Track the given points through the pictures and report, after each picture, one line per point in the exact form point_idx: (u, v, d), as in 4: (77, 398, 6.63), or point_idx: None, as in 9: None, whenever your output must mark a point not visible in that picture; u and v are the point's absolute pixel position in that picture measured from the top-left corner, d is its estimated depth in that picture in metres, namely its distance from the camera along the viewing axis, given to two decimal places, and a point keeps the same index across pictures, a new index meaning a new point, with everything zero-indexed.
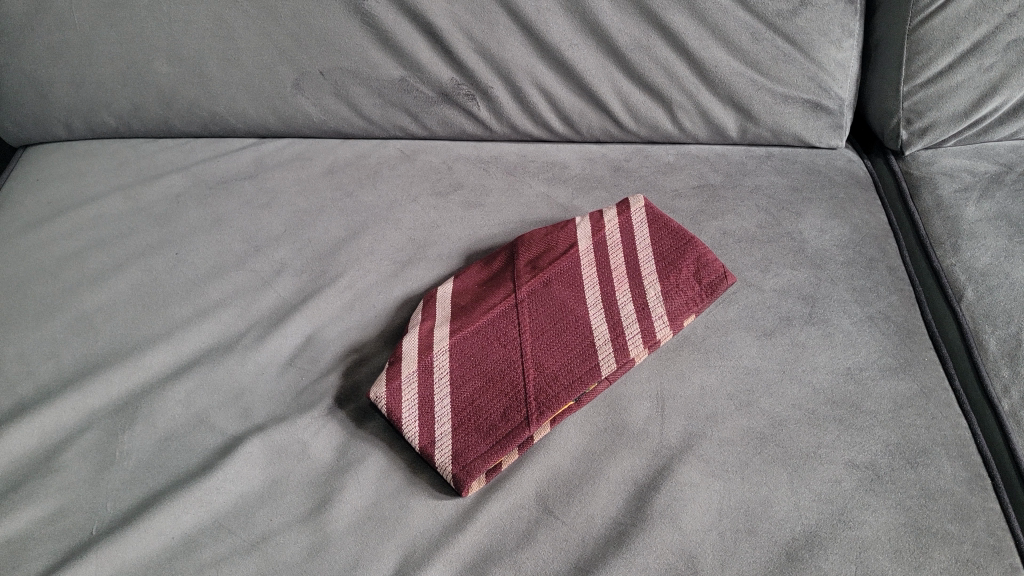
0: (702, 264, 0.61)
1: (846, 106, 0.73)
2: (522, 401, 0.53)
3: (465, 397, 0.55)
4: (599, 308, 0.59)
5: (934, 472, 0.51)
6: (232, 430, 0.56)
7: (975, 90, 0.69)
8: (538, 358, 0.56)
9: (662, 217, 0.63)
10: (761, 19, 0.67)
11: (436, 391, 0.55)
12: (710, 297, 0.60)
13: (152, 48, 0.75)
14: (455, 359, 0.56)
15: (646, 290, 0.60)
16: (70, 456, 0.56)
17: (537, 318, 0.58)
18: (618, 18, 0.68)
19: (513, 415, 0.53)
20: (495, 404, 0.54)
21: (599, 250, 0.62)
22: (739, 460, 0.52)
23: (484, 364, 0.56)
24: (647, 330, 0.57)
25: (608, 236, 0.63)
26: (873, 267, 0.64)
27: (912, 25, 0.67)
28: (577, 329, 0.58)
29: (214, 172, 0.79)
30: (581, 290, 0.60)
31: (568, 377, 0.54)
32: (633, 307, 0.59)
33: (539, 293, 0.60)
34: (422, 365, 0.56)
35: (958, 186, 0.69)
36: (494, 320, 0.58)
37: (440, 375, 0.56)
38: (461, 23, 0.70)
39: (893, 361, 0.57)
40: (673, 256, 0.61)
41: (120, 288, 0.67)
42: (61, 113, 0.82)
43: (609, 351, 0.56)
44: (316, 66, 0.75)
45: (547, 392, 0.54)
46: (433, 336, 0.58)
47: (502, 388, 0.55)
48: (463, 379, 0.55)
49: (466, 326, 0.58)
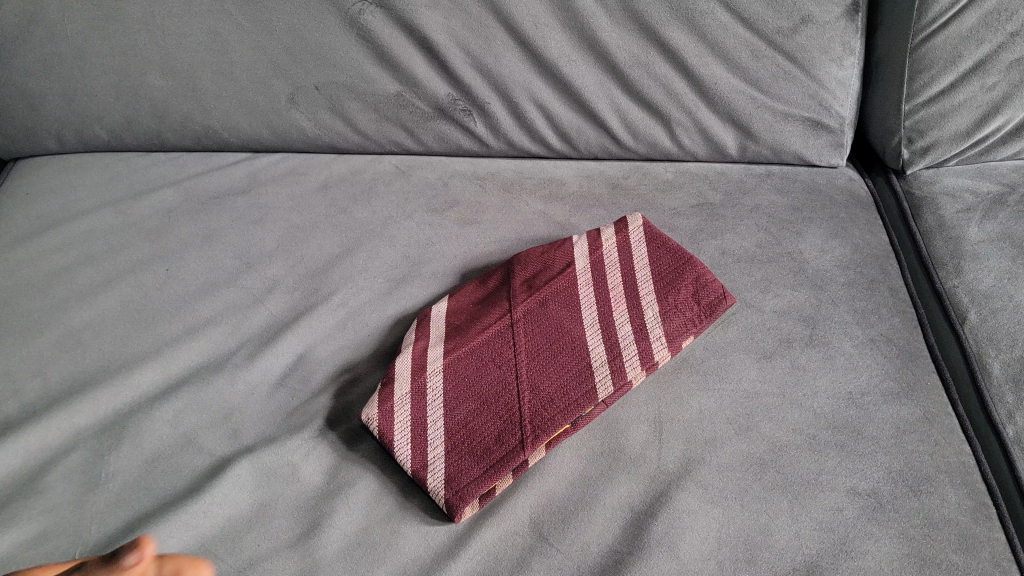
0: (701, 284, 0.60)
1: (847, 124, 0.72)
2: (516, 423, 0.52)
3: (458, 419, 0.54)
4: (597, 329, 0.58)
5: (937, 500, 0.50)
6: (220, 451, 0.55)
7: (978, 109, 0.68)
8: (534, 380, 0.55)
9: (660, 235, 0.63)
10: (761, 36, 0.66)
11: (429, 412, 0.54)
12: (709, 318, 0.59)
13: (145, 60, 0.74)
14: (449, 380, 0.55)
15: (644, 311, 0.58)
16: (54, 477, 0.54)
17: (533, 339, 0.57)
18: (616, 34, 0.67)
19: (507, 439, 0.52)
20: (490, 427, 0.53)
21: (596, 270, 0.61)
22: (739, 486, 0.50)
23: (478, 386, 0.55)
24: (645, 352, 0.56)
25: (606, 255, 0.62)
26: (875, 289, 0.63)
27: (913, 44, 0.66)
28: (573, 351, 0.56)
29: (208, 187, 0.78)
30: (578, 310, 0.59)
31: (564, 401, 0.53)
32: (631, 327, 0.58)
33: (535, 313, 0.59)
34: (416, 386, 0.55)
35: (960, 207, 0.69)
36: (489, 341, 0.57)
37: (433, 396, 0.55)
38: (457, 37, 0.70)
39: (895, 386, 0.56)
40: (671, 276, 0.60)
41: (109, 304, 0.66)
42: (52, 126, 0.81)
43: (606, 373, 0.55)
44: (311, 80, 0.74)
45: (542, 415, 0.52)
46: (427, 357, 0.57)
47: (497, 410, 0.53)
48: (457, 401, 0.54)
49: (460, 346, 0.57)
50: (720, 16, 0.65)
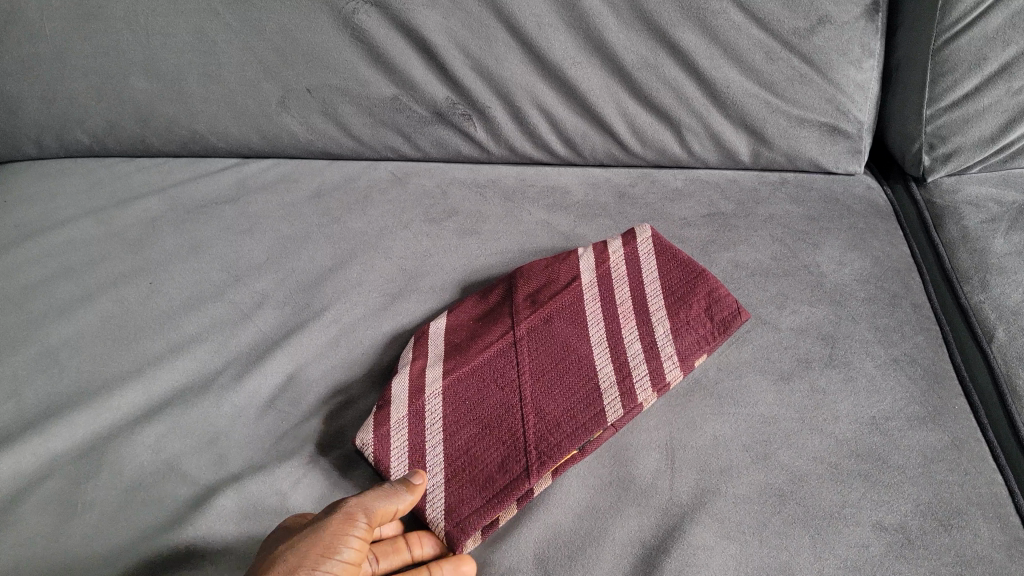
0: (714, 299, 0.57)
1: (865, 130, 0.68)
2: (521, 449, 0.49)
3: (459, 444, 0.51)
4: (605, 348, 0.55)
5: (969, 536, 0.46)
6: (204, 479, 0.52)
7: (1003, 114, 0.65)
8: (538, 402, 0.52)
9: (669, 246, 0.60)
10: (777, 38, 0.63)
11: (428, 438, 0.51)
12: (723, 335, 0.55)
13: (128, 62, 0.71)
14: (448, 404, 0.52)
15: (655, 328, 0.55)
16: (27, 508, 0.51)
17: (537, 359, 0.54)
18: (624, 35, 0.64)
19: (511, 466, 0.49)
20: (493, 453, 0.50)
21: (602, 285, 0.58)
22: (757, 520, 0.47)
23: (480, 408, 0.52)
24: (656, 372, 0.53)
25: (613, 269, 0.59)
26: (897, 305, 0.60)
27: (936, 45, 0.63)
28: (580, 371, 0.53)
29: (195, 195, 0.75)
30: (584, 328, 0.56)
31: (572, 425, 0.50)
32: (641, 345, 0.55)
33: (539, 331, 0.55)
34: (413, 410, 0.52)
35: (984, 217, 0.65)
36: (491, 360, 0.54)
37: (431, 421, 0.52)
38: (456, 38, 0.66)
39: (921, 411, 0.53)
40: (683, 291, 0.57)
41: (89, 320, 0.63)
42: (31, 131, 0.77)
43: (615, 396, 0.52)
44: (303, 83, 0.71)
45: (548, 441, 0.49)
46: (424, 378, 0.54)
47: (500, 434, 0.50)
48: (457, 425, 0.51)
49: (460, 366, 0.54)
50: (733, 16, 0.62)
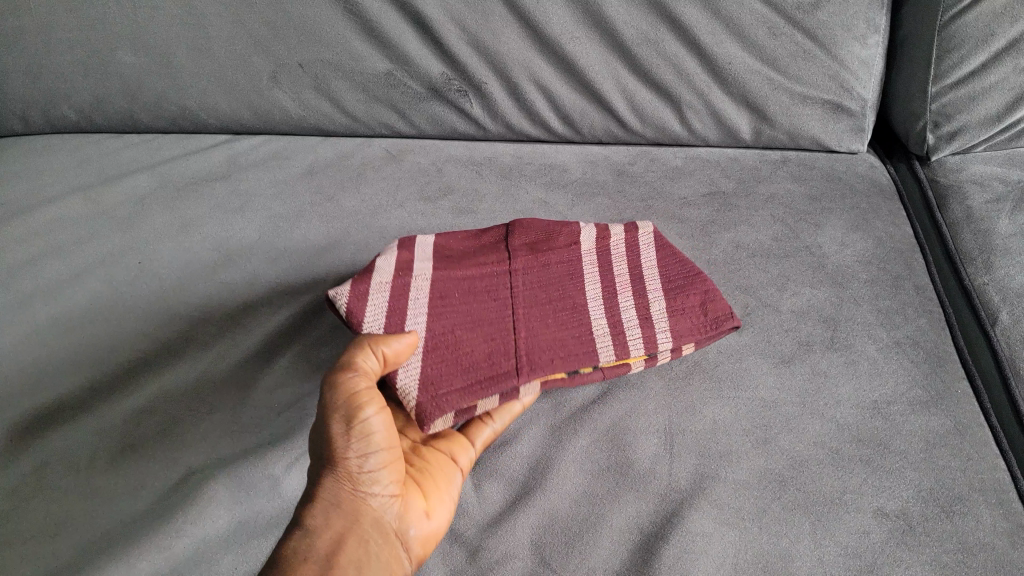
0: (710, 298, 0.54)
1: (869, 107, 0.67)
2: (511, 350, 0.49)
3: (441, 328, 0.50)
4: (599, 303, 0.54)
5: (972, 523, 0.46)
6: (195, 463, 0.51)
7: (1010, 92, 0.63)
8: (531, 322, 0.51)
9: (672, 246, 0.58)
10: (780, 13, 0.61)
11: (409, 311, 0.50)
12: (712, 337, 0.54)
13: (115, 35, 0.69)
14: (438, 300, 0.51)
15: (651, 302, 0.54)
16: (14, 493, 0.50)
17: (532, 294, 0.53)
18: (624, 10, 0.63)
19: (500, 361, 0.49)
20: (479, 348, 0.49)
21: (601, 256, 0.57)
22: (757, 507, 0.46)
23: (472, 307, 0.51)
24: (649, 339, 0.52)
25: (612, 245, 0.57)
26: (899, 286, 0.59)
27: (943, 20, 0.62)
28: (575, 313, 0.53)
29: (185, 172, 0.73)
30: (580, 284, 0.55)
31: (565, 351, 0.50)
32: (635, 313, 0.53)
33: (538, 260, 0.55)
34: (398, 282, 0.51)
35: (989, 197, 0.64)
36: (486, 276, 0.53)
37: (416, 294, 0.51)
38: (452, 12, 0.65)
39: (924, 395, 0.52)
40: (682, 280, 0.55)
41: (77, 301, 0.62)
42: (17, 106, 0.76)
43: (608, 342, 0.51)
44: (294, 58, 0.69)
45: (538, 355, 0.49)
46: (414, 265, 0.53)
47: (488, 337, 0.50)
48: (445, 315, 0.50)
49: (456, 270, 0.53)
50: None
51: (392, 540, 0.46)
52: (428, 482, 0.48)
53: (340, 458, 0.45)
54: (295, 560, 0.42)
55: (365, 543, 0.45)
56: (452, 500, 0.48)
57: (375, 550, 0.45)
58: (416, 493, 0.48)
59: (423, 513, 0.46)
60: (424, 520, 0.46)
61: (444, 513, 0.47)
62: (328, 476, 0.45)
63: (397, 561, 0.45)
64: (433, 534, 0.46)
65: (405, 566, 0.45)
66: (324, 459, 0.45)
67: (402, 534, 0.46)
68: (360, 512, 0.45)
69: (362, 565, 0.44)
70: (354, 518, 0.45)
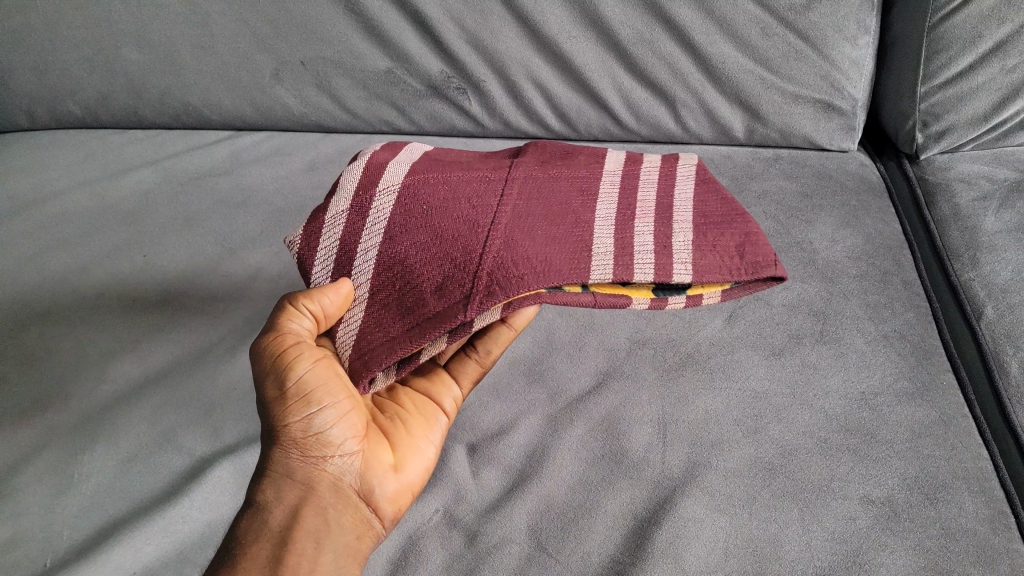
0: (749, 240, 0.43)
1: (859, 107, 0.69)
2: (469, 272, 0.41)
3: (397, 252, 0.44)
4: (610, 222, 0.44)
5: (954, 510, 0.47)
6: (200, 450, 0.52)
7: (996, 92, 0.65)
8: (511, 232, 0.42)
9: (712, 179, 0.47)
10: (772, 13, 0.63)
11: (364, 237, 0.44)
12: (743, 289, 0.45)
13: (119, 32, 0.70)
14: (400, 214, 0.44)
15: (675, 230, 0.43)
16: (23, 480, 0.51)
17: (523, 203, 0.44)
18: (621, 10, 0.64)
19: (451, 292, 0.42)
20: (433, 267, 0.43)
21: (627, 173, 0.47)
22: (747, 494, 0.48)
23: (439, 220, 0.44)
24: (662, 267, 0.41)
25: (642, 170, 0.47)
26: (888, 281, 0.60)
27: (931, 21, 0.63)
28: (576, 231, 0.43)
29: (188, 167, 0.74)
30: (592, 197, 0.45)
31: (546, 265, 0.41)
32: (653, 241, 0.43)
33: (539, 178, 0.46)
34: (357, 205, 0.45)
35: (975, 195, 0.65)
36: (469, 181, 0.45)
37: (375, 218, 0.45)
38: (451, 11, 0.66)
39: (910, 386, 0.53)
40: (718, 221, 0.44)
41: (82, 293, 0.63)
42: (23, 101, 0.77)
43: (608, 260, 0.42)
44: (296, 55, 0.70)
45: (505, 269, 0.41)
46: (382, 173, 0.46)
47: (445, 249, 0.43)
48: (405, 234, 0.44)
49: (433, 177, 0.46)
50: None
51: (357, 502, 0.46)
52: (395, 437, 0.49)
53: (285, 424, 0.43)
54: (256, 535, 0.43)
55: (327, 509, 0.44)
56: (422, 456, 0.49)
57: (336, 516, 0.44)
58: (380, 451, 0.48)
59: (388, 469, 0.47)
60: (390, 479, 0.47)
61: (413, 469, 0.48)
62: (277, 443, 0.44)
63: (364, 523, 0.45)
64: (401, 492, 0.47)
65: (374, 526, 0.46)
66: (269, 424, 0.44)
67: (367, 495, 0.46)
68: (319, 479, 0.44)
69: (326, 533, 0.43)
70: (310, 485, 0.44)
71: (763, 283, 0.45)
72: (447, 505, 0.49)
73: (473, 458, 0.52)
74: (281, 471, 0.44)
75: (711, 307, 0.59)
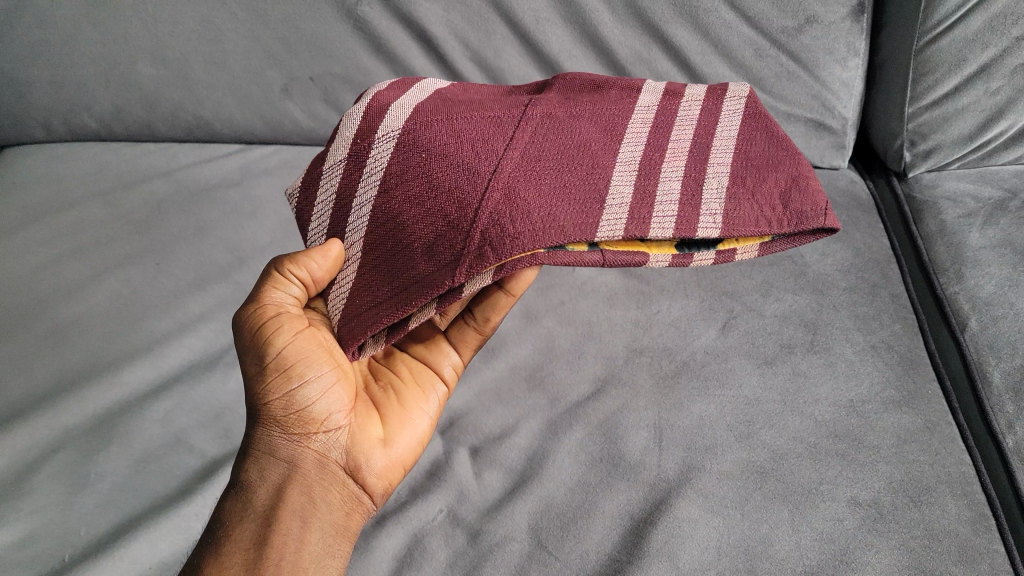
0: (798, 185, 0.43)
1: (849, 126, 0.71)
2: (463, 230, 0.40)
3: (394, 206, 0.43)
4: (633, 171, 0.43)
5: (938, 512, 0.49)
6: (212, 451, 0.54)
7: (981, 113, 0.67)
8: (513, 182, 0.41)
9: (762, 114, 0.45)
10: (766, 36, 0.65)
11: (359, 188, 0.45)
12: (786, 242, 0.45)
13: (136, 48, 0.73)
14: (397, 165, 0.43)
15: (706, 176, 0.43)
16: (42, 478, 0.53)
17: (535, 150, 0.43)
18: (619, 30, 0.67)
19: (441, 251, 0.41)
20: (427, 224, 0.42)
21: (662, 112, 0.46)
22: (739, 495, 0.50)
23: (437, 172, 0.42)
24: (685, 221, 0.42)
25: (681, 108, 0.46)
26: (876, 294, 0.62)
27: (919, 45, 0.65)
28: (588, 181, 0.42)
29: (200, 179, 0.77)
30: (617, 141, 0.44)
31: (546, 221, 0.40)
32: (679, 191, 0.43)
33: (555, 121, 0.44)
34: (355, 153, 0.45)
35: (961, 212, 0.67)
36: (478, 125, 0.43)
37: (372, 168, 0.44)
38: (456, 30, 0.69)
39: (896, 394, 0.55)
40: (763, 166, 0.43)
41: (97, 299, 0.65)
42: (39, 114, 0.80)
43: (621, 215, 0.41)
44: (306, 72, 0.73)
45: (500, 227, 0.39)
46: (382, 118, 0.45)
47: (441, 204, 0.41)
48: (402, 185, 0.43)
49: (438, 119, 0.44)
50: (723, 14, 0.65)
51: (344, 478, 0.47)
52: (385, 410, 0.50)
53: (268, 401, 0.45)
54: (242, 515, 0.44)
55: (313, 486, 0.45)
56: (412, 430, 0.50)
57: (322, 494, 0.45)
58: (370, 425, 0.49)
59: (377, 444, 0.48)
60: (378, 454, 0.48)
61: (402, 443, 0.49)
62: (262, 421, 0.46)
63: (352, 498, 0.47)
64: (390, 467, 0.48)
65: (362, 501, 0.47)
66: (255, 403, 0.46)
67: (356, 471, 0.47)
68: (305, 457, 0.46)
69: (313, 510, 0.45)
70: (295, 463, 0.45)
71: (809, 235, 0.45)
72: (450, 505, 0.51)
73: (476, 460, 0.54)
74: (267, 450, 0.46)
75: (706, 317, 0.61)
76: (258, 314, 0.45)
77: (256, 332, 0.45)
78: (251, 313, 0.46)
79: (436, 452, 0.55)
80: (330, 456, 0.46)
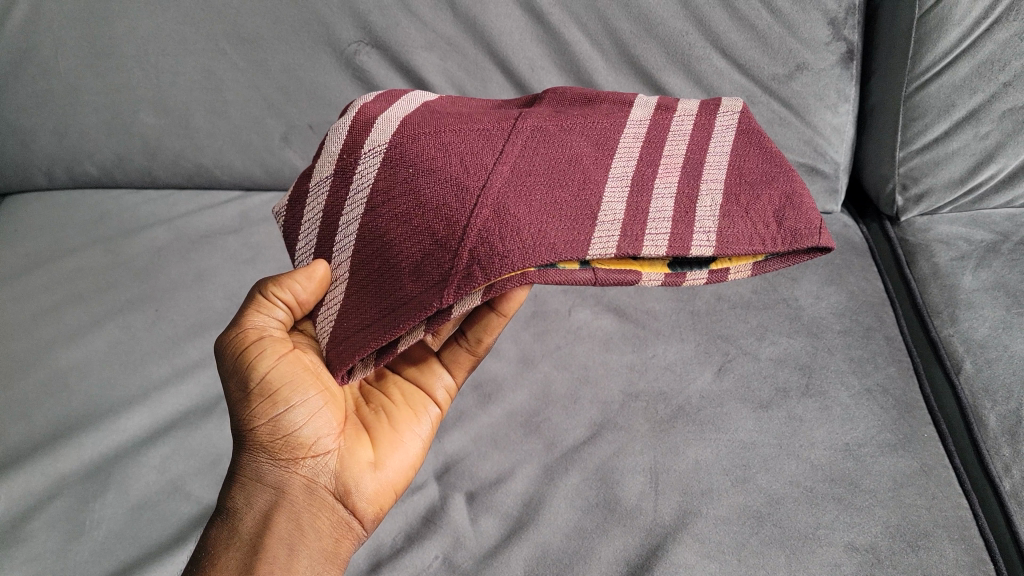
0: (792, 204, 0.43)
1: (841, 170, 0.72)
2: (452, 250, 0.40)
3: (382, 226, 0.44)
4: (625, 186, 0.43)
5: (935, 556, 0.49)
6: (207, 498, 0.54)
7: (971, 157, 0.68)
8: (501, 199, 0.41)
9: (756, 130, 0.45)
10: (757, 82, 0.67)
11: (345, 205, 0.45)
12: (780, 262, 0.46)
13: (140, 97, 0.75)
14: (385, 182, 0.44)
15: (699, 194, 0.44)
16: (37, 526, 0.53)
17: (525, 165, 0.43)
18: (613, 78, 0.69)
19: (431, 271, 0.41)
20: (414, 243, 0.42)
21: (654, 126, 0.46)
22: (736, 541, 0.50)
23: (426, 189, 0.43)
24: (679, 238, 0.42)
25: (674, 121, 0.46)
26: (871, 337, 0.63)
27: (908, 89, 0.66)
28: (579, 198, 0.42)
29: (199, 226, 0.78)
30: (609, 158, 0.44)
31: (535, 240, 0.40)
32: (672, 207, 0.43)
33: (545, 135, 0.45)
34: (341, 169, 0.45)
35: (954, 254, 0.68)
36: (468, 139, 0.44)
37: (358, 185, 0.45)
38: (453, 78, 0.71)
39: (893, 437, 0.55)
40: (755, 183, 0.44)
41: (97, 346, 0.66)
42: (42, 162, 0.82)
43: (615, 232, 0.41)
44: (304, 120, 0.74)
45: (488, 246, 0.39)
46: (368, 133, 0.45)
47: (428, 222, 0.42)
48: (391, 203, 0.43)
49: (426, 134, 0.44)
50: (715, 62, 0.66)
51: (334, 504, 0.47)
52: (376, 433, 0.50)
53: (254, 426, 0.45)
54: (227, 545, 0.44)
55: (301, 513, 0.45)
56: (402, 453, 0.50)
57: (310, 520, 0.45)
58: (359, 449, 0.48)
59: (367, 468, 0.48)
60: (368, 478, 0.48)
61: (392, 467, 0.49)
62: (248, 447, 0.46)
63: (343, 524, 0.47)
64: (381, 491, 0.48)
65: (353, 527, 0.47)
66: (241, 430, 0.46)
67: (345, 497, 0.47)
68: (292, 483, 0.46)
69: (300, 538, 0.44)
70: (282, 490, 0.46)
71: (803, 255, 0.45)
72: (446, 551, 0.51)
73: (472, 506, 0.53)
74: (253, 477, 0.46)
75: (702, 361, 0.62)
76: (241, 338, 0.46)
77: (239, 358, 0.46)
78: (235, 338, 0.46)
79: (432, 497, 0.54)
80: (318, 482, 0.46)
